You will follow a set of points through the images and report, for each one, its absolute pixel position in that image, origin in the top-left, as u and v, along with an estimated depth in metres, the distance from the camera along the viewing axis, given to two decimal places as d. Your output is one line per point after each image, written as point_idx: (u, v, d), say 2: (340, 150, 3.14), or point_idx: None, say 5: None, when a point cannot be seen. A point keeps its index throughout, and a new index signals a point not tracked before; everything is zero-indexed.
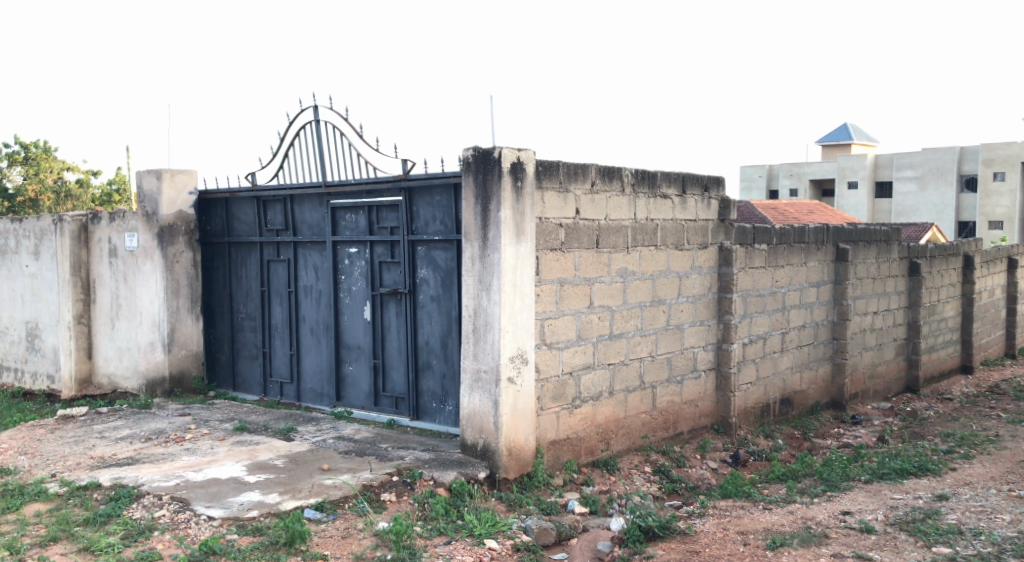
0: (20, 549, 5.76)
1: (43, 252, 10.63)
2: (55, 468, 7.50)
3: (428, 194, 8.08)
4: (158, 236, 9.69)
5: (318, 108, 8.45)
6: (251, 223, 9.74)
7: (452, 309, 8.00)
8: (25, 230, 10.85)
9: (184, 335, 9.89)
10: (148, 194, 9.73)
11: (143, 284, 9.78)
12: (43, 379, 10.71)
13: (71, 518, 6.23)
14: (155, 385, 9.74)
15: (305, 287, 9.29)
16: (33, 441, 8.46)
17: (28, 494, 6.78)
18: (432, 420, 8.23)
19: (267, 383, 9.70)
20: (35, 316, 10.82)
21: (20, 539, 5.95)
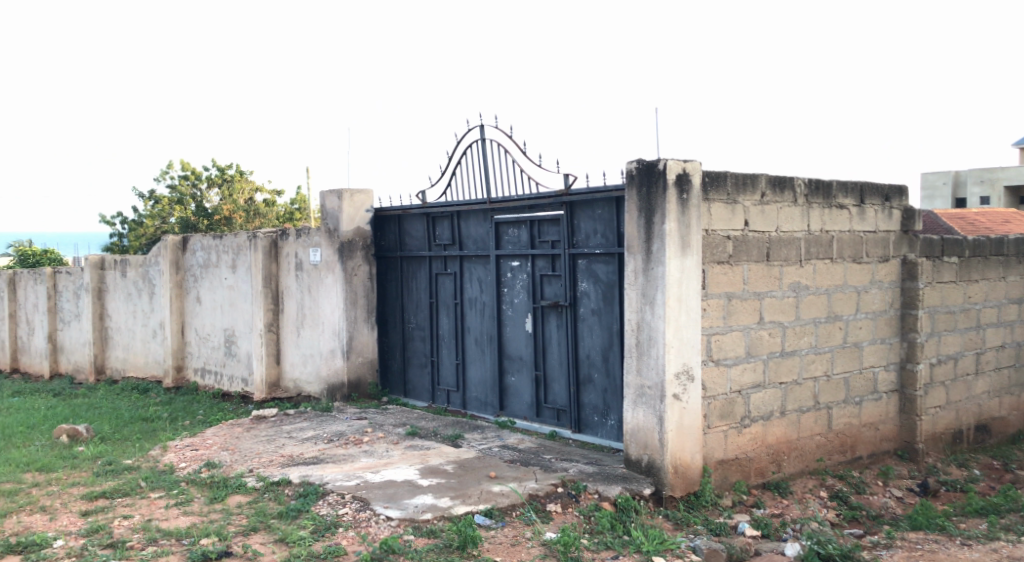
0: (227, 536, 6.30)
1: (240, 266, 11.46)
2: (252, 464, 8.13)
3: (589, 208, 8.14)
4: (338, 251, 10.22)
5: (484, 127, 8.69)
6: (420, 238, 10.10)
7: (614, 323, 8.00)
8: (224, 246, 11.72)
9: (361, 343, 10.37)
10: (330, 212, 10.30)
11: (325, 296, 10.35)
12: (238, 382, 11.52)
13: (268, 511, 6.80)
14: (334, 390, 10.26)
15: (470, 299, 9.54)
16: (233, 438, 9.13)
17: (231, 487, 7.48)
18: (595, 434, 8.24)
19: (435, 390, 10.02)
20: (232, 324, 11.66)
21: (227, 526, 6.56)
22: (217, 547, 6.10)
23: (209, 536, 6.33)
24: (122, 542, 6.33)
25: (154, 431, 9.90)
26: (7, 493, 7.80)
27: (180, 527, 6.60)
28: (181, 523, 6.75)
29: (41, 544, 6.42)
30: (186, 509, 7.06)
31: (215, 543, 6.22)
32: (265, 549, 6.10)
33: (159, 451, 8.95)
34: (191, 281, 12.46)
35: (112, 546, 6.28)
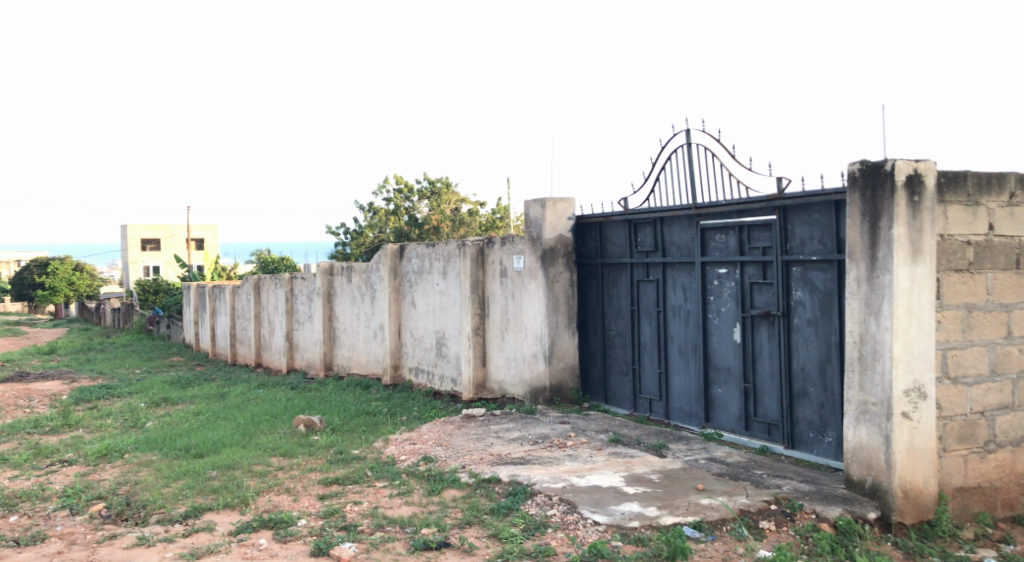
0: (444, 527, 6.76)
1: (450, 272, 11.84)
2: (464, 460, 8.38)
3: (805, 212, 7.73)
4: (541, 258, 10.31)
5: (690, 131, 8.47)
6: (622, 245, 9.98)
7: (832, 334, 7.55)
8: (436, 254, 12.16)
9: (562, 349, 10.39)
10: (534, 220, 10.43)
11: (529, 301, 10.48)
12: (448, 382, 11.89)
13: (481, 506, 7.12)
14: (537, 393, 10.37)
15: (674, 307, 9.31)
16: (445, 435, 9.44)
17: (447, 480, 7.80)
18: (810, 451, 7.81)
19: (637, 399, 9.85)
20: (442, 327, 12.06)
21: (444, 518, 6.97)
22: (437, 537, 6.60)
23: (429, 526, 6.85)
24: (355, 525, 7.03)
25: (378, 424, 10.40)
26: (258, 473, 8.53)
27: (404, 515, 7.16)
28: (404, 512, 7.27)
29: (288, 522, 7.23)
30: (407, 499, 7.55)
31: (435, 533, 6.71)
32: (480, 543, 6.44)
33: (382, 443, 9.42)
34: (406, 286, 13.01)
35: (346, 528, 7.00)
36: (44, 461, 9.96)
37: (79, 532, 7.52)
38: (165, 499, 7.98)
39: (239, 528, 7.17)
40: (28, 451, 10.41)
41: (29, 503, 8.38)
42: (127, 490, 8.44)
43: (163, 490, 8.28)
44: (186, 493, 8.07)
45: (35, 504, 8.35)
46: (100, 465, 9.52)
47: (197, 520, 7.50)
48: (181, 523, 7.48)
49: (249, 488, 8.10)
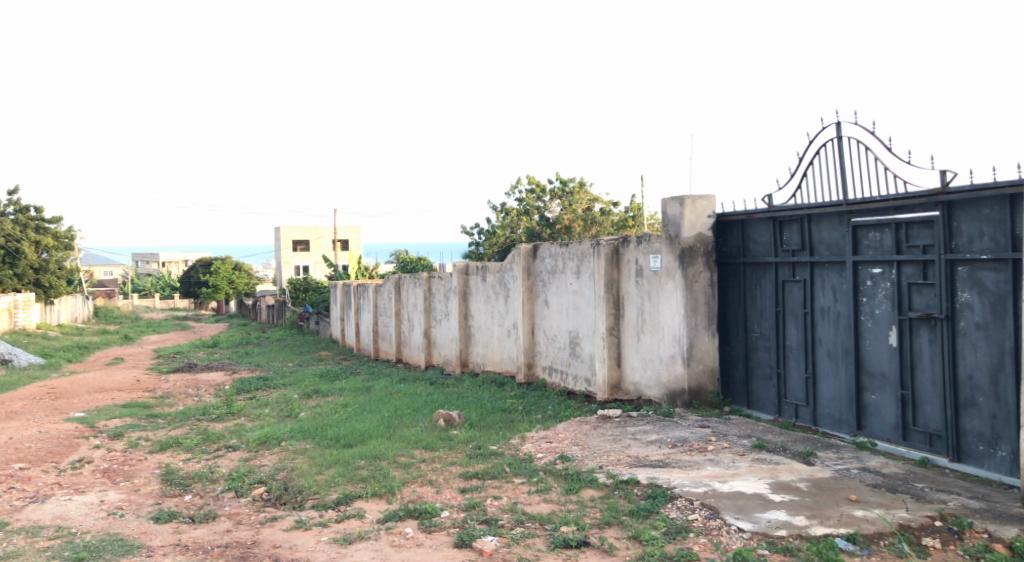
0: (584, 526, 6.73)
1: (584, 272, 11.77)
2: (602, 460, 8.30)
3: (974, 208, 7.29)
4: (679, 257, 10.09)
5: (841, 123, 8.10)
6: (766, 243, 9.64)
7: (1006, 340, 7.10)
8: (570, 253, 12.13)
9: (702, 351, 10.13)
10: (671, 219, 10.24)
11: (666, 302, 10.27)
12: (582, 382, 11.83)
13: (621, 507, 7.03)
14: (675, 396, 10.16)
15: (822, 309, 8.93)
16: (582, 434, 9.39)
17: (584, 480, 7.75)
18: (978, 465, 7.34)
19: (781, 404, 9.50)
20: (576, 327, 12.01)
21: (583, 518, 6.93)
22: (577, 535, 6.57)
23: (569, 524, 6.82)
24: (495, 519, 7.09)
25: (515, 421, 10.47)
26: (403, 464, 8.73)
27: (544, 512, 7.17)
28: (543, 509, 7.27)
29: (432, 512, 7.37)
30: (546, 496, 7.55)
31: (574, 531, 6.69)
32: (620, 543, 6.38)
33: (520, 440, 9.46)
34: (540, 285, 13.02)
35: (487, 522, 7.07)
36: (212, 445, 10.56)
37: (244, 513, 7.93)
38: (319, 485, 8.29)
39: (386, 516, 7.37)
40: (197, 436, 11.06)
41: (200, 484, 8.89)
42: (284, 475, 8.82)
43: (317, 476, 8.60)
44: (338, 480, 8.37)
45: (205, 485, 8.86)
46: (260, 451, 10.00)
47: (348, 506, 7.76)
48: (334, 509, 7.76)
49: (394, 478, 8.31)
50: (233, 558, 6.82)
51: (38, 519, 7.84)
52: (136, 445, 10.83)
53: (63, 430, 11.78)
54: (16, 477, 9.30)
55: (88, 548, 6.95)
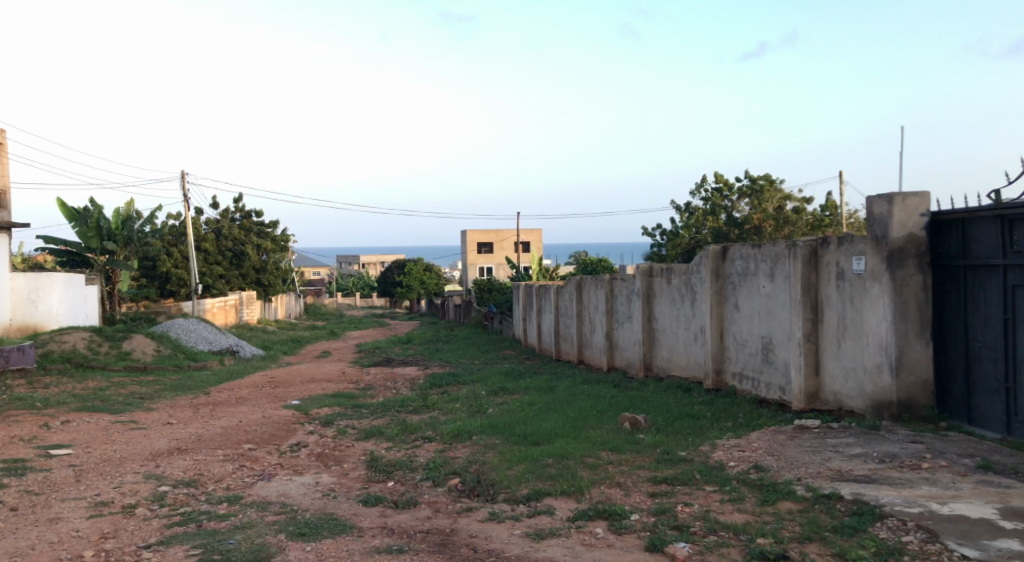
0: (782, 539, 6.49)
1: (778, 274, 11.34)
2: (800, 472, 7.94)
3: None
4: (887, 260, 9.50)
5: None
6: (992, 244, 8.92)
7: None
8: (763, 255, 11.70)
9: (913, 361, 9.48)
10: (878, 218, 9.66)
11: (871, 307, 9.70)
12: (776, 390, 11.39)
13: (822, 523, 6.70)
14: (883, 408, 9.59)
15: None
16: (777, 445, 9.03)
17: (781, 491, 7.44)
18: None
19: (1011, 421, 8.75)
20: (770, 332, 11.58)
21: (781, 531, 6.67)
22: (775, 548, 6.34)
23: (765, 535, 6.59)
24: (687, 526, 6.95)
25: (703, 427, 10.23)
26: (591, 465, 8.73)
27: (738, 522, 6.95)
28: (737, 519, 7.05)
29: (621, 514, 7.32)
30: (740, 506, 7.32)
31: (772, 544, 6.45)
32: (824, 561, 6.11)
33: (709, 447, 9.23)
34: (730, 288, 12.65)
35: (678, 528, 6.94)
36: (410, 436, 11.00)
37: (442, 502, 8.21)
38: (510, 480, 8.44)
39: (576, 515, 7.39)
40: (397, 426, 11.55)
41: (401, 471, 9.28)
42: (477, 468, 9.05)
43: (508, 471, 8.76)
44: (528, 476, 8.48)
45: (406, 473, 9.23)
46: (454, 444, 10.31)
47: (539, 502, 7.85)
48: (525, 504, 7.88)
49: (583, 477, 8.32)
50: (434, 543, 7.06)
51: (264, 495, 8.45)
52: (344, 432, 11.46)
53: (282, 415, 12.66)
54: (245, 456, 10.08)
55: (308, 524, 7.40)
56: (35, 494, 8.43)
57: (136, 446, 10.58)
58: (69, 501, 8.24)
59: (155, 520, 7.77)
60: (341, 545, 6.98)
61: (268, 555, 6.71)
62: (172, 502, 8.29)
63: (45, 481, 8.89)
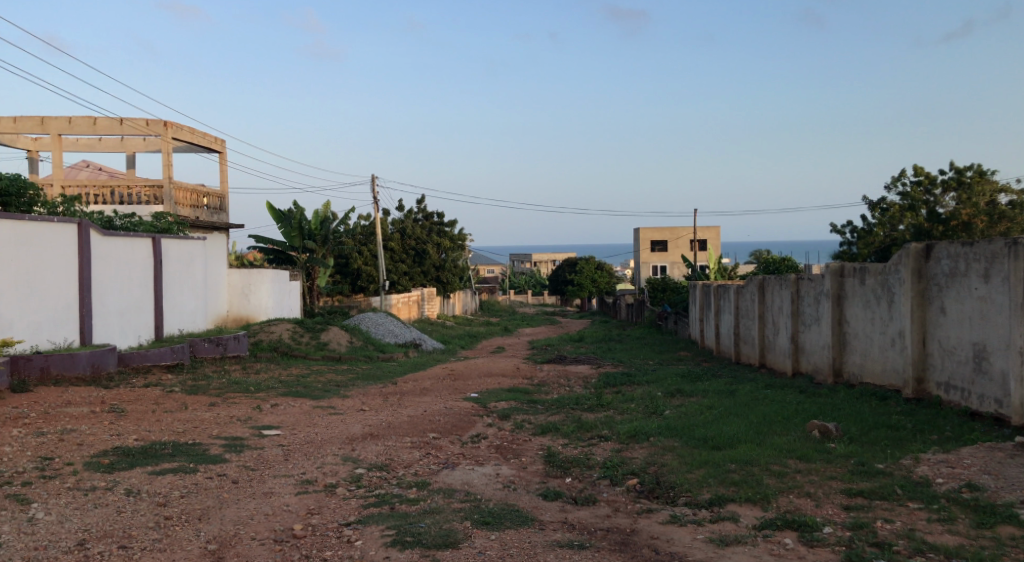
0: None
1: (995, 275, 10.39)
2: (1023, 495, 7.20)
3: None
4: None
5: None
6: None
7: None
8: (976, 253, 10.75)
9: None
10: None
11: None
12: (991, 403, 10.44)
13: None
14: None
15: None
16: (993, 463, 8.23)
17: (1000, 515, 6.77)
18: None
19: None
20: (984, 339, 10.62)
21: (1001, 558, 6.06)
22: None
23: None
24: (889, 544, 6.44)
25: (903, 439, 9.50)
26: (778, 473, 8.29)
27: (949, 544, 6.38)
28: (947, 541, 6.48)
29: (813, 527, 6.89)
30: (951, 527, 6.71)
31: None
32: None
33: (912, 461, 8.56)
34: (935, 290, 11.71)
35: (879, 545, 6.46)
36: (587, 434, 10.89)
37: (621, 501, 8.03)
38: (691, 483, 8.16)
39: (763, 523, 7.02)
40: (573, 423, 11.47)
41: (578, 468, 9.17)
42: (656, 469, 8.80)
43: (689, 475, 8.46)
44: (710, 481, 8.15)
45: (584, 470, 9.11)
46: (632, 444, 10.10)
47: (722, 508, 7.53)
48: (707, 509, 7.57)
49: (769, 485, 7.91)
50: (614, 542, 6.90)
51: (449, 483, 8.58)
52: (522, 426, 11.50)
53: (463, 407, 12.89)
54: (431, 444, 10.31)
55: (492, 514, 7.43)
56: (251, 469, 8.97)
57: (334, 430, 11.07)
58: (280, 478, 8.70)
59: (353, 500, 8.05)
60: (523, 536, 6.95)
61: (455, 541, 6.79)
62: (368, 484, 8.57)
63: (259, 458, 9.43)
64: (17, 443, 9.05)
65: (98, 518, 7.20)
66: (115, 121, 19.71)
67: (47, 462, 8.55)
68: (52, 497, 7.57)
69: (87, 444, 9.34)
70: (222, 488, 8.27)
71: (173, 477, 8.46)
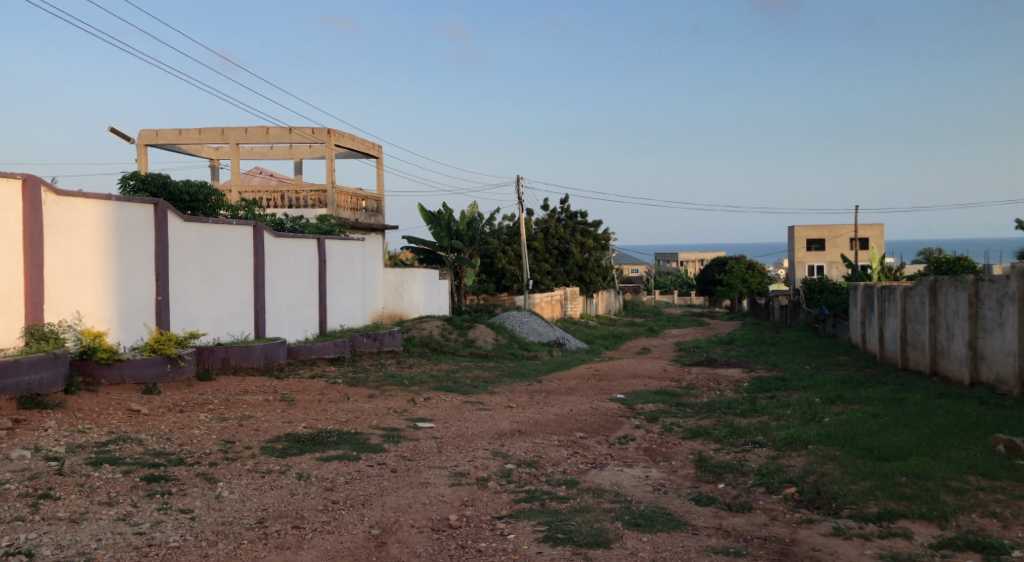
0: None
1: None
2: None
3: None
4: None
5: None
6: None
7: None
8: None
9: None
10: None
11: None
12: None
13: None
14: None
15: None
16: None
17: None
18: None
19: None
20: None
21: None
22: None
23: None
24: None
25: None
26: (955, 489, 7.95)
27: None
28: None
29: (999, 550, 6.61)
30: None
31: None
32: None
33: None
34: None
35: None
36: (739, 439, 10.77)
37: (779, 510, 7.94)
38: (857, 495, 7.96)
39: (941, 542, 6.80)
40: (725, 428, 11.37)
41: (731, 474, 9.11)
42: (816, 479, 8.63)
43: (853, 486, 8.25)
44: (878, 494, 7.91)
45: (737, 476, 9.04)
46: (788, 452, 9.93)
47: (891, 523, 7.33)
48: (875, 524, 7.38)
49: (946, 502, 7.60)
50: (774, 552, 6.86)
51: (598, 483, 8.72)
52: (670, 429, 11.50)
53: (609, 408, 13.00)
54: (578, 443, 10.48)
55: (643, 516, 7.52)
56: (408, 460, 9.40)
57: (483, 425, 11.42)
58: (434, 469, 9.09)
59: (504, 494, 8.32)
60: (678, 540, 7.01)
61: (607, 540, 6.92)
62: (517, 479, 8.83)
63: (414, 450, 9.87)
64: (204, 427, 9.85)
65: (274, 498, 7.78)
66: (284, 130, 20.95)
67: (229, 445, 9.27)
68: (235, 477, 8.22)
69: (262, 430, 10.04)
70: (383, 476, 8.73)
71: (339, 464, 8.99)
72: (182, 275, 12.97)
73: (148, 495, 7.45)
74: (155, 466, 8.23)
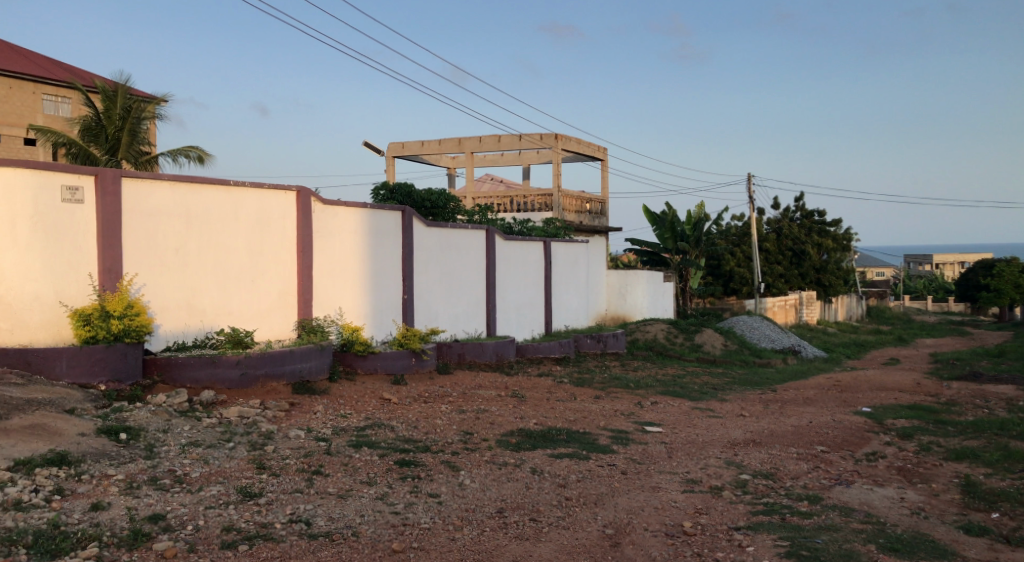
0: None
1: None
2: None
3: None
4: None
5: None
6: None
7: None
8: None
9: None
10: None
11: None
12: None
13: None
14: None
15: None
16: None
17: None
18: None
19: None
20: None
21: None
22: None
23: None
24: None
25: None
26: None
27: None
28: None
29: None
30: None
31: None
32: None
33: None
34: None
35: None
36: (1013, 465, 9.77)
37: None
38: None
39: None
40: (996, 451, 10.36)
41: (1005, 503, 8.28)
42: None
43: None
44: None
45: (1013, 507, 8.21)
46: None
47: None
48: None
49: None
50: None
51: (846, 501, 8.24)
52: (927, 449, 10.65)
53: (854, 422, 12.24)
54: (820, 458, 9.96)
55: (901, 541, 7.02)
56: (638, 463, 9.34)
57: (715, 433, 11.13)
58: (666, 474, 8.97)
59: (741, 505, 8.06)
60: None
61: None
62: (755, 491, 8.52)
63: (643, 453, 9.79)
64: (446, 417, 10.32)
65: (511, 490, 7.99)
66: (514, 137, 21.63)
67: (468, 436, 9.65)
68: (475, 467, 8.54)
69: (497, 424, 10.36)
70: (613, 477, 8.73)
71: (571, 461, 9.09)
72: (425, 275, 13.69)
73: (401, 478, 7.90)
74: (406, 451, 8.73)
